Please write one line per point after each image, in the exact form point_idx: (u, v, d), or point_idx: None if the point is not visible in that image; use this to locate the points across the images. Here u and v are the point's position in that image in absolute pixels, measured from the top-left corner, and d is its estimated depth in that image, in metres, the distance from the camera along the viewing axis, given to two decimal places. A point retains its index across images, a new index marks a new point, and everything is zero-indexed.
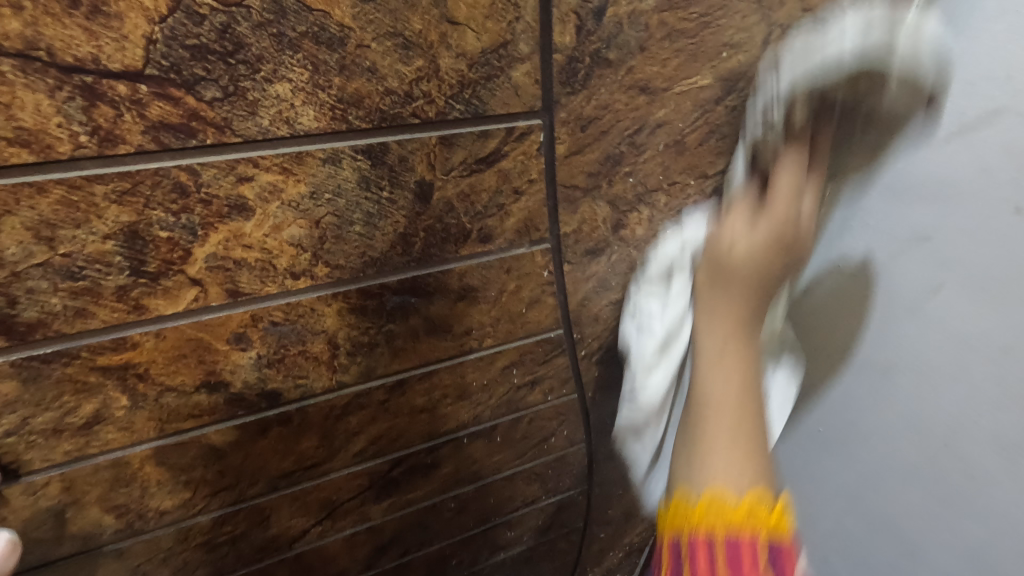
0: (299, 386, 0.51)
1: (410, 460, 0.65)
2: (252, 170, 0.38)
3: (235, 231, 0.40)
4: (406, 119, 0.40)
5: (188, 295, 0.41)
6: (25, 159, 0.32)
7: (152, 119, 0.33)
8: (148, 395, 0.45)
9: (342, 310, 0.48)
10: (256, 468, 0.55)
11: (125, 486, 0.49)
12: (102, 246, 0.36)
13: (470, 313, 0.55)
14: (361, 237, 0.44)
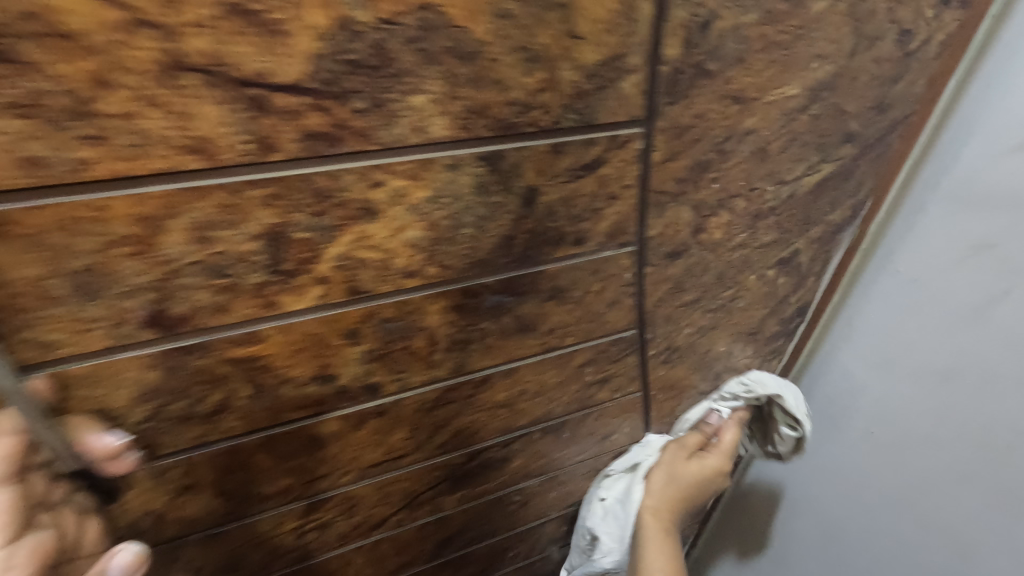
0: (398, 380, 0.53)
1: (486, 453, 0.68)
2: (385, 175, 0.40)
3: (362, 233, 0.42)
4: (523, 128, 0.42)
5: (314, 292, 0.43)
6: (193, 165, 0.34)
7: (306, 128, 0.36)
8: (268, 386, 0.47)
9: (445, 308, 0.50)
10: (350, 457, 0.58)
11: (236, 471, 0.52)
12: (248, 246, 0.39)
13: (555, 313, 0.57)
14: (470, 239, 0.47)
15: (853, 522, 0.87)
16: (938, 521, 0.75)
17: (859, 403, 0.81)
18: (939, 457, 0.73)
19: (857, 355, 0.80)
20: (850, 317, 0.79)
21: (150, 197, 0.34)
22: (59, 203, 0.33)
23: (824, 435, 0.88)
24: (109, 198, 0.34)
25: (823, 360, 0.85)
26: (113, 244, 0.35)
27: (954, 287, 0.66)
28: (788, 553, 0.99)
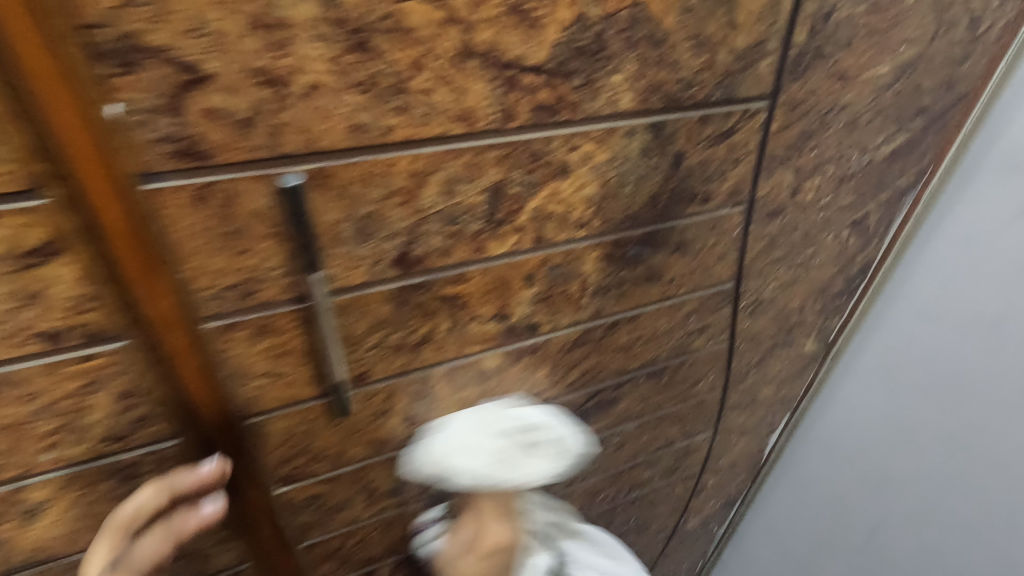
0: (552, 320, 0.63)
1: (601, 394, 0.78)
2: (581, 141, 0.50)
3: (555, 189, 0.52)
4: (684, 102, 0.52)
5: (512, 239, 0.53)
6: (457, 131, 0.44)
7: (537, 101, 0.45)
8: (461, 321, 0.57)
9: (599, 257, 0.60)
10: (502, 392, 0.68)
11: (421, 398, 0.62)
12: (477, 198, 0.49)
13: (677, 265, 0.67)
14: (628, 196, 0.56)
15: (908, 462, 0.97)
16: (990, 452, 0.86)
17: (910, 354, 0.91)
18: (990, 395, 0.83)
19: (908, 311, 0.90)
20: (903, 277, 0.89)
21: (423, 156, 0.44)
22: (366, 161, 0.42)
23: (876, 385, 0.98)
24: (398, 157, 0.43)
25: (875, 317, 0.95)
26: (390, 195, 0.45)
27: (1004, 244, 0.76)
28: (843, 498, 1.10)
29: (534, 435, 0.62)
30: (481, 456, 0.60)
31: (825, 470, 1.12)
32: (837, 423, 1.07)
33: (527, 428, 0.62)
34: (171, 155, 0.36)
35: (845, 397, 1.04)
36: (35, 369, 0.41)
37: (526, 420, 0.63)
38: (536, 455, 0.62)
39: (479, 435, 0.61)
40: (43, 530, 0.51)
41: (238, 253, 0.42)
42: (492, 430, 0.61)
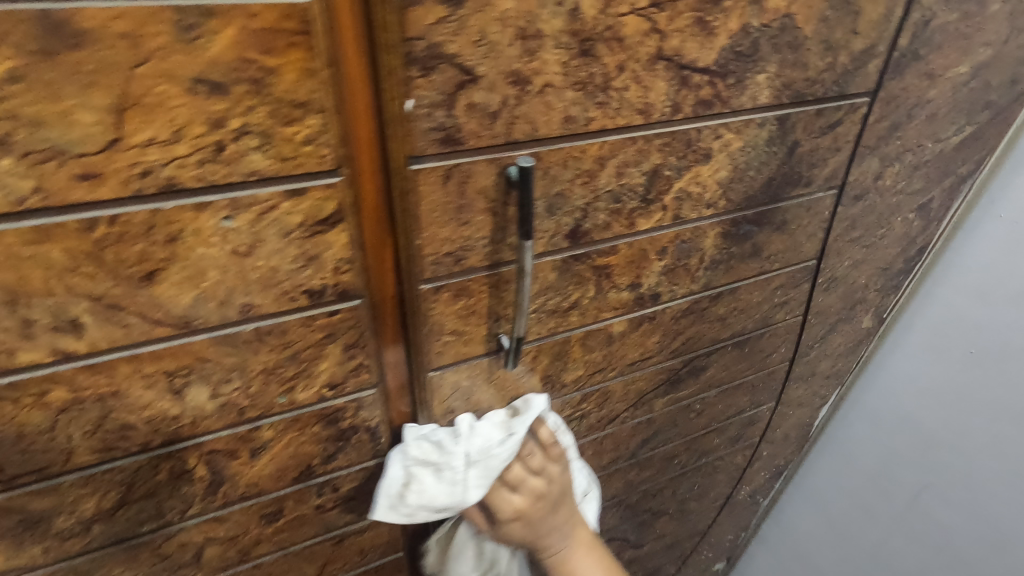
0: (671, 291, 0.72)
1: (695, 361, 0.86)
2: (725, 131, 0.58)
3: (697, 172, 0.60)
4: (807, 98, 0.60)
5: (657, 216, 0.61)
6: (637, 122, 0.52)
7: (699, 97, 0.54)
8: (604, 289, 0.65)
9: (718, 233, 0.68)
10: (620, 356, 0.76)
11: (559, 359, 0.70)
12: (639, 179, 0.57)
13: (775, 242, 0.75)
14: (750, 179, 0.65)
15: (955, 426, 1.07)
16: None
17: (959, 327, 1.01)
18: None
19: (958, 290, 0.99)
20: (953, 259, 0.98)
21: (608, 144, 0.52)
22: (568, 148, 0.50)
23: (924, 359, 1.08)
24: (591, 144, 0.51)
25: (923, 297, 1.04)
26: (578, 176, 0.53)
27: None
28: (885, 461, 1.20)
29: (474, 440, 0.66)
30: (478, 469, 0.67)
31: (869, 440, 1.22)
32: (882, 396, 1.16)
33: (435, 444, 0.65)
34: (437, 141, 0.45)
35: (892, 371, 1.13)
36: (296, 320, 0.50)
37: (452, 442, 0.66)
38: (484, 445, 0.67)
39: (457, 458, 0.66)
40: (260, 468, 0.59)
41: (460, 224, 0.51)
42: (442, 469, 0.66)
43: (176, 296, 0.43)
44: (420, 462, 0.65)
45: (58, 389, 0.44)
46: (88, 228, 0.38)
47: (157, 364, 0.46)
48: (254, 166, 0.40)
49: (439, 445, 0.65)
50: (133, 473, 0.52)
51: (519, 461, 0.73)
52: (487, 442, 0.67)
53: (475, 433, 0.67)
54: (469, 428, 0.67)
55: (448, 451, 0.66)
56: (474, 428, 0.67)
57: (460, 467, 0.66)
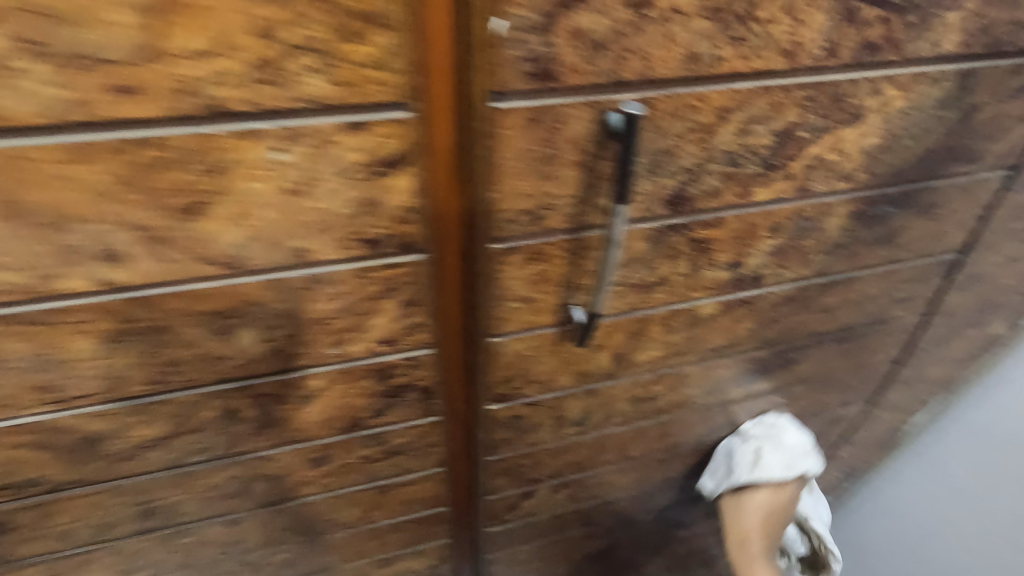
0: (777, 274, 0.61)
1: (787, 352, 0.76)
2: (887, 85, 0.46)
3: (840, 136, 0.49)
4: (1003, 48, 0.47)
5: (778, 186, 0.51)
6: (778, 67, 0.42)
7: (864, 39, 0.42)
8: (699, 266, 0.56)
9: (847, 213, 0.57)
10: (705, 339, 0.67)
11: (634, 337, 0.63)
12: (765, 140, 0.46)
13: (914, 228, 0.63)
14: (904, 150, 0.52)
15: None
16: None
17: None
18: None
19: None
20: None
21: (735, 93, 0.42)
22: (686, 94, 0.41)
23: None
24: (715, 91, 0.42)
25: None
26: (692, 131, 0.43)
27: None
28: (974, 491, 0.95)
29: (789, 437, 0.87)
30: (804, 454, 0.88)
31: (960, 464, 0.97)
32: (992, 412, 0.91)
33: (778, 437, 0.87)
34: (527, 74, 0.37)
35: (1012, 382, 0.89)
36: (353, 270, 0.45)
37: (743, 428, 0.88)
38: (804, 446, 0.88)
39: (751, 445, 0.86)
40: (309, 414, 0.57)
41: (544, 179, 0.43)
42: (739, 442, 0.88)
43: (223, 234, 0.39)
44: (764, 430, 0.88)
45: (107, 318, 0.42)
46: (128, 149, 0.33)
47: (204, 304, 0.43)
48: (310, 92, 0.34)
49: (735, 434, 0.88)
50: (183, 405, 0.51)
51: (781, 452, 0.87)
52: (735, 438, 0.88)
53: (783, 430, 0.88)
54: (780, 422, 0.88)
55: (751, 431, 0.88)
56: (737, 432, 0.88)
57: (746, 441, 0.87)
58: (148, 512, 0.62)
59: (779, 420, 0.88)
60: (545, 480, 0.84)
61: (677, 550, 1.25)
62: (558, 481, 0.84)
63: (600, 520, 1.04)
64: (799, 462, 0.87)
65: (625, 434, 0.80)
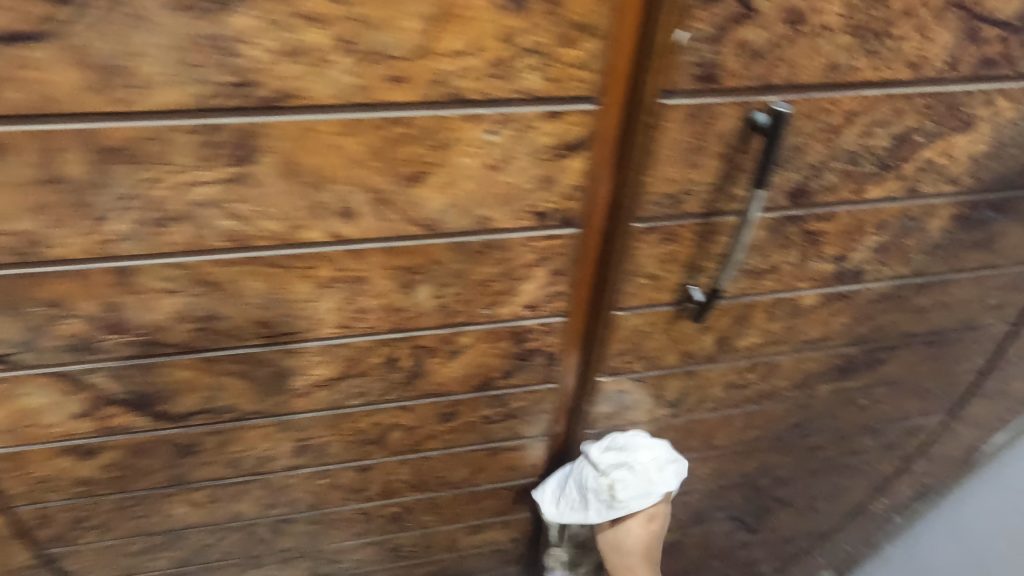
0: (877, 271, 0.67)
1: (876, 351, 0.80)
2: (1000, 97, 0.52)
3: (952, 142, 0.55)
4: None
5: (890, 185, 0.57)
6: (905, 77, 0.48)
7: (983, 55, 0.49)
8: (807, 258, 0.62)
9: (950, 215, 0.62)
10: (800, 330, 0.73)
11: (738, 323, 0.69)
12: (885, 142, 0.53)
13: (1012, 234, 0.67)
14: (1009, 157, 0.57)
15: None
16: None
17: None
18: None
19: None
20: None
21: (865, 99, 0.49)
22: (822, 99, 0.48)
23: None
24: (847, 97, 0.48)
25: None
26: (822, 131, 0.50)
27: None
28: None
29: (649, 458, 0.79)
30: (663, 468, 0.80)
31: None
32: None
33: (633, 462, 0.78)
34: (695, 76, 0.44)
35: None
36: (520, 238, 0.53)
37: (596, 461, 0.78)
38: (658, 458, 0.80)
39: (606, 484, 0.78)
40: (451, 369, 0.66)
41: (691, 166, 0.50)
42: (586, 485, 0.80)
43: (432, 199, 0.48)
44: (617, 455, 0.78)
45: (327, 266, 0.52)
46: (384, 126, 0.43)
47: (401, 259, 0.53)
48: (528, 85, 0.43)
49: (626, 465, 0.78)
50: (357, 350, 0.60)
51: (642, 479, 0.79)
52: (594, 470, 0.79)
53: (636, 447, 0.79)
54: (630, 439, 0.79)
55: (603, 455, 0.78)
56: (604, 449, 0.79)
57: (606, 478, 0.78)
58: (301, 450, 0.72)
59: (636, 443, 0.79)
60: None
61: (742, 555, 1.27)
62: None
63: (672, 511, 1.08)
64: (648, 485, 0.79)
65: (712, 421, 0.86)
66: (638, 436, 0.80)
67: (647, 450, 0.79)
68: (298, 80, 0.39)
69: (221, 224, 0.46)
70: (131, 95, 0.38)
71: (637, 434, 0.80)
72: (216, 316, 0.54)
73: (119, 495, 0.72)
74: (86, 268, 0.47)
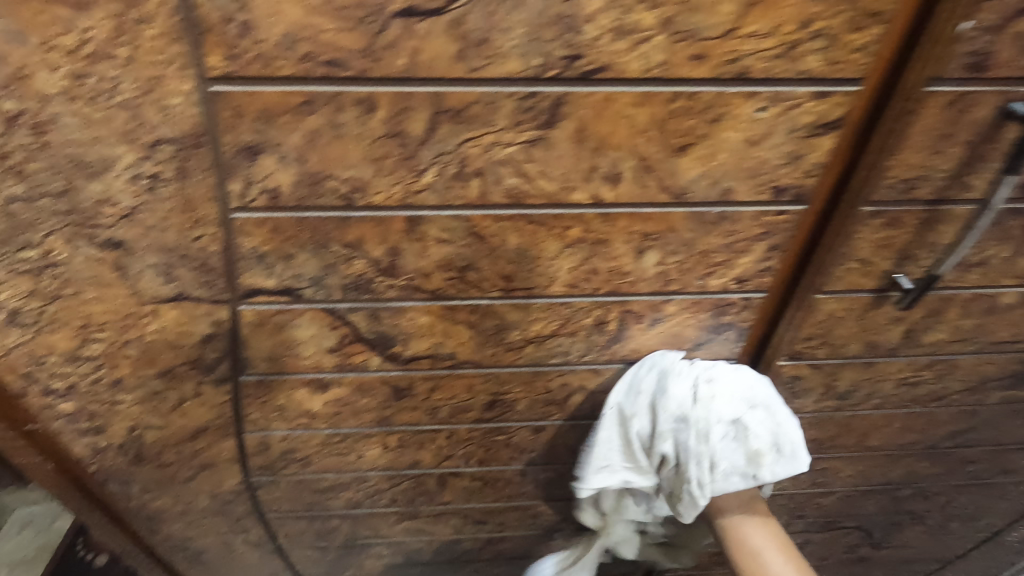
0: None
1: None
2: None
3: None
4: None
5: None
6: None
7: None
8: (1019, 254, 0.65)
9: None
10: (989, 329, 0.74)
11: (931, 317, 0.71)
12: None
13: None
14: None
15: None
16: None
17: None
18: None
19: None
20: None
21: None
22: None
23: None
24: None
25: None
26: None
27: None
28: None
29: (758, 437, 0.69)
30: (760, 410, 0.70)
31: None
32: None
33: (746, 444, 0.69)
34: (966, 64, 0.49)
35: None
36: (753, 211, 0.58)
37: (690, 419, 0.69)
38: (769, 406, 0.70)
39: (674, 426, 0.70)
40: (648, 337, 0.71)
41: (933, 154, 0.54)
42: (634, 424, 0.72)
43: (689, 170, 0.54)
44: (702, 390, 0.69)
45: (578, 227, 0.58)
46: (674, 99, 0.49)
47: (643, 225, 0.58)
48: (807, 66, 0.48)
49: (699, 432, 0.69)
50: (575, 309, 0.67)
51: (750, 413, 0.69)
52: (680, 410, 0.69)
53: (751, 383, 0.70)
54: (729, 373, 0.70)
55: (687, 381, 0.69)
56: (685, 417, 0.69)
57: (701, 441, 0.68)
58: (492, 404, 0.79)
59: (731, 395, 0.69)
60: None
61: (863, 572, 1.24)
62: None
63: (805, 516, 1.08)
64: (771, 428, 0.69)
65: (875, 418, 0.87)
66: (735, 370, 0.71)
67: (754, 383, 0.70)
68: (619, 54, 0.46)
69: (506, 182, 0.54)
70: (484, 64, 0.46)
71: (742, 377, 0.70)
72: (471, 267, 0.61)
73: (329, 431, 0.81)
74: (387, 215, 0.55)
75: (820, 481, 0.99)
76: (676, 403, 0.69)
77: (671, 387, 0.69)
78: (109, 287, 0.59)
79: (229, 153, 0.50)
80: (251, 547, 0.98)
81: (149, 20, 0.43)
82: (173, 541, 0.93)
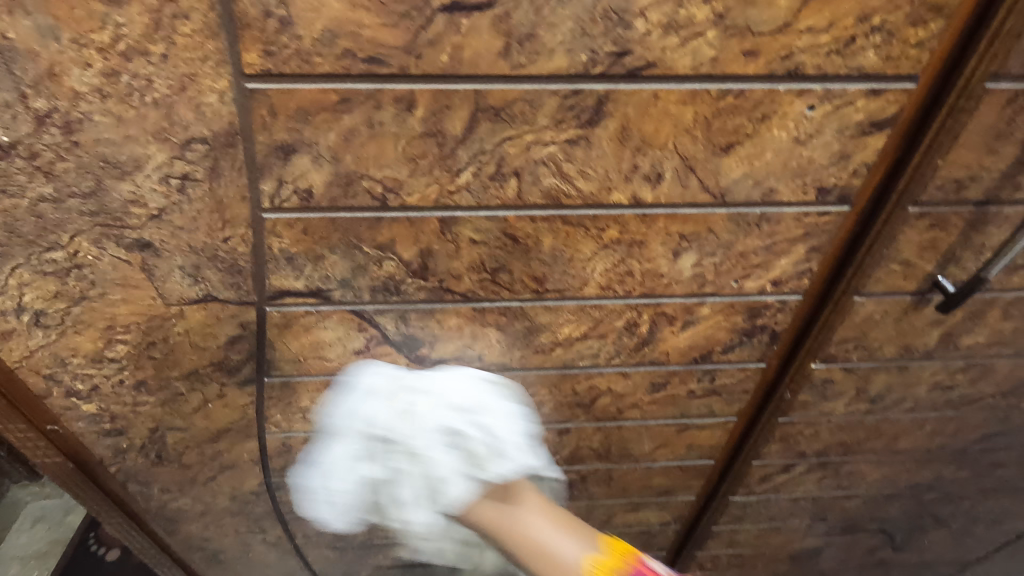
0: None
1: None
2: None
3: None
4: None
5: None
6: None
7: None
8: None
9: None
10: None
11: (971, 321, 0.70)
12: None
13: None
14: None
15: None
16: None
17: None
18: None
19: None
20: None
21: None
22: None
23: None
24: None
25: None
26: None
27: None
28: None
29: (476, 437, 0.62)
30: (465, 415, 0.64)
31: None
32: None
33: (463, 448, 0.62)
34: None
35: None
36: (797, 212, 0.57)
37: (390, 437, 0.63)
38: (469, 402, 0.64)
39: (384, 456, 0.63)
40: (679, 339, 0.69)
41: (988, 152, 0.53)
42: (375, 461, 0.64)
43: (733, 169, 0.52)
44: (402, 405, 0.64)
45: (615, 228, 0.56)
46: (724, 97, 0.48)
47: (682, 226, 0.57)
48: (862, 62, 0.47)
49: (405, 453, 0.62)
50: (608, 312, 0.65)
51: (442, 415, 0.63)
52: (392, 436, 0.63)
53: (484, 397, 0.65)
54: (443, 383, 0.65)
55: (384, 406, 0.64)
56: (388, 438, 0.63)
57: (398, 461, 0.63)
58: None
59: (462, 409, 0.63)
60: (810, 456, 0.90)
61: None
62: (820, 459, 0.91)
63: (827, 520, 1.06)
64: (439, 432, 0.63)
65: (905, 422, 0.85)
66: (463, 376, 0.66)
67: (462, 385, 0.65)
68: (670, 50, 0.45)
69: (545, 182, 0.52)
70: (531, 60, 0.45)
71: (445, 375, 0.66)
72: (503, 269, 0.59)
73: None
74: (419, 216, 0.54)
75: (845, 485, 0.98)
76: (388, 427, 0.63)
77: (387, 415, 0.63)
78: (135, 287, 0.58)
79: (262, 152, 0.48)
80: (267, 548, 0.97)
81: (185, 15, 0.41)
82: (189, 541, 0.92)
